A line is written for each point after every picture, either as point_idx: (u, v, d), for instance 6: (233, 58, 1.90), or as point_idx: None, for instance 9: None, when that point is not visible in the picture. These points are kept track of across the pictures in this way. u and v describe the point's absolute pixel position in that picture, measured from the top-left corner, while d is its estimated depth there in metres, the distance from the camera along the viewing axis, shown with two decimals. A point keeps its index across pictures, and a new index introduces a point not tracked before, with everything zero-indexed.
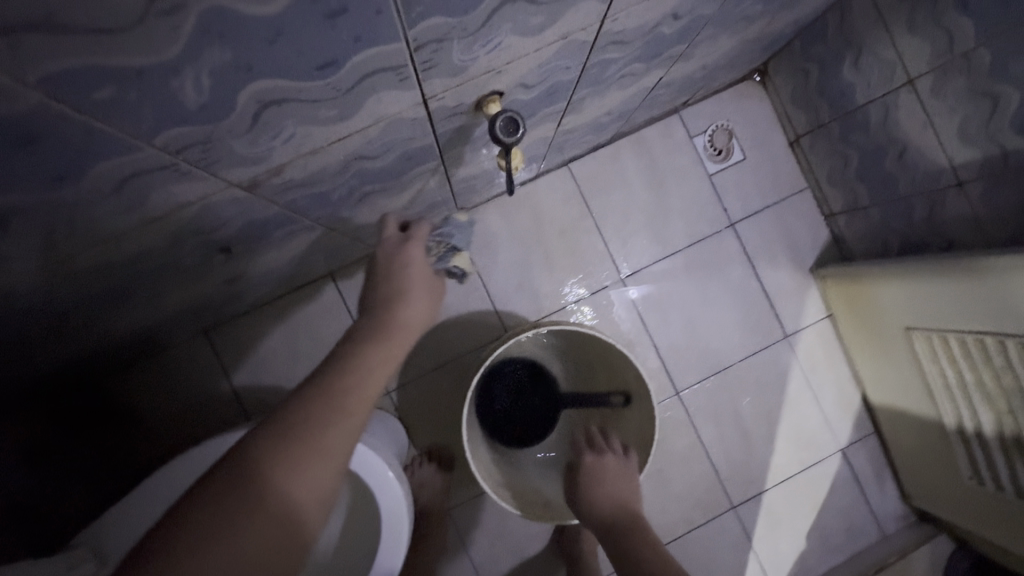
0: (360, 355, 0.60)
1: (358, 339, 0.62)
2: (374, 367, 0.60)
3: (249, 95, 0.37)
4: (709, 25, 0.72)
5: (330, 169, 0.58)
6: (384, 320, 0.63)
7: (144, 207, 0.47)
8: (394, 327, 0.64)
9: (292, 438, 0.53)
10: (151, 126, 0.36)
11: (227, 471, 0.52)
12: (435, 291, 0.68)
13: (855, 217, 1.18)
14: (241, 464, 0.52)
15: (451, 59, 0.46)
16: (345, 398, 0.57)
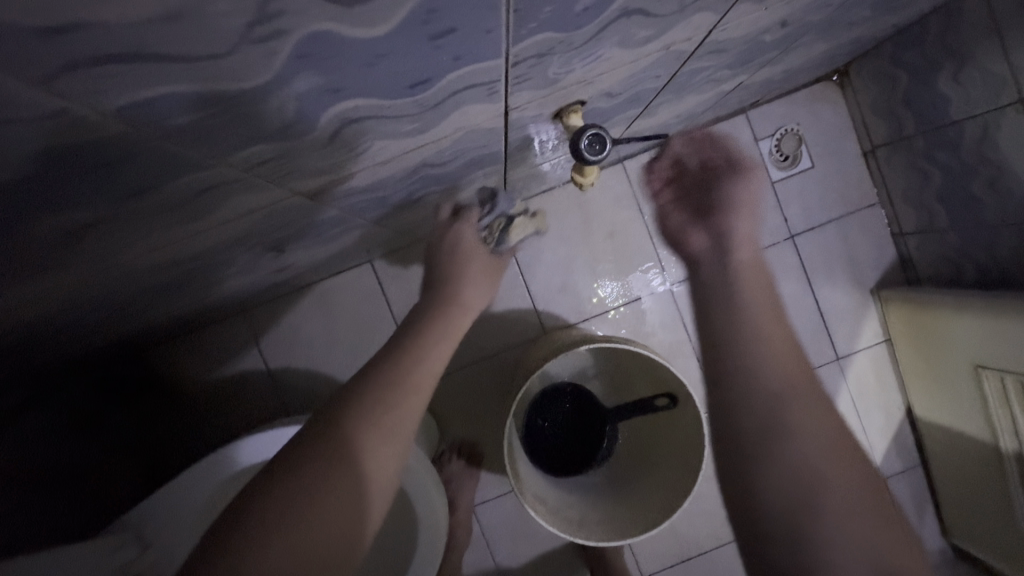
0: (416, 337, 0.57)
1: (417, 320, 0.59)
2: (432, 342, 0.57)
3: (334, 114, 0.34)
4: (811, 31, 0.65)
5: (393, 176, 0.54)
6: (442, 298, 0.61)
7: (211, 215, 0.44)
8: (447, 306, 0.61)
9: (361, 411, 0.51)
10: (232, 146, 0.33)
11: (298, 447, 0.50)
12: (488, 270, 0.67)
13: (929, 238, 1.10)
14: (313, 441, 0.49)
15: (546, 73, 0.41)
16: (413, 370, 0.54)
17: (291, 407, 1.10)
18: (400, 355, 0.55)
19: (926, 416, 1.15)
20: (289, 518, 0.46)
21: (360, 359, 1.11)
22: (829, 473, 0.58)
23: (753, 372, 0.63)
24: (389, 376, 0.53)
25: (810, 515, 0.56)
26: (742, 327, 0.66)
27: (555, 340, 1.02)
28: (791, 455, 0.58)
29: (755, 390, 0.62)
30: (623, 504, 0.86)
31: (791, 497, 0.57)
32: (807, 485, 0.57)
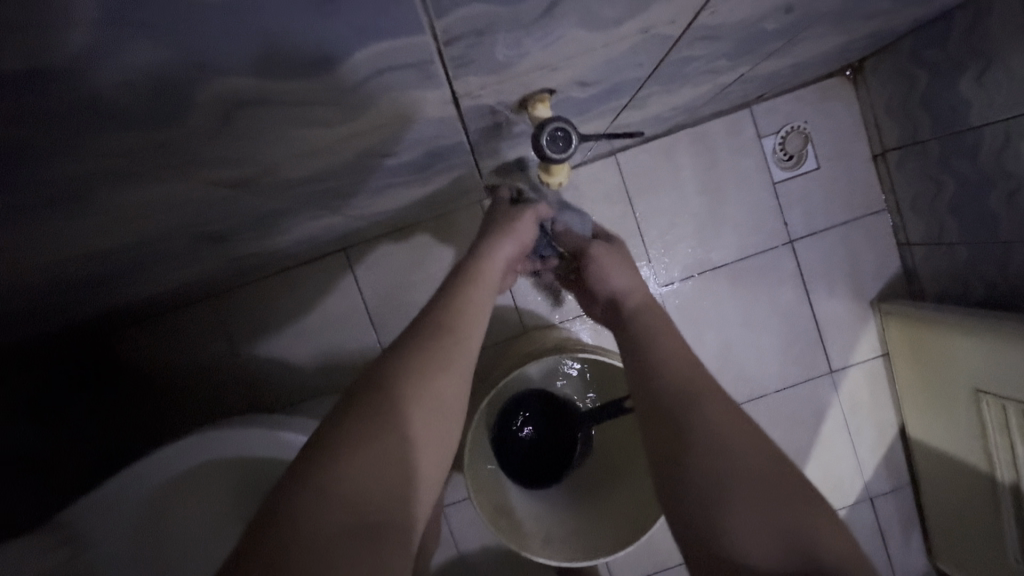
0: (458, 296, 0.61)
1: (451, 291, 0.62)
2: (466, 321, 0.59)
3: (213, 92, 0.28)
4: (820, 21, 0.58)
5: (334, 166, 0.48)
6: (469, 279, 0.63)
7: (106, 204, 0.38)
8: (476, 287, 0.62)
9: (408, 380, 0.52)
10: (82, 125, 0.27)
11: (348, 408, 0.50)
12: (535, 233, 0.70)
13: (937, 251, 1.03)
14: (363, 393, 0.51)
15: (493, 55, 0.35)
16: (456, 319, 0.59)
17: (257, 398, 1.05)
18: (441, 329, 0.57)
19: (920, 437, 1.09)
20: (342, 484, 0.45)
21: (328, 351, 1.05)
22: (736, 447, 0.51)
23: (660, 368, 0.61)
24: (433, 347, 0.55)
25: (710, 487, 0.50)
26: (644, 338, 0.66)
27: (532, 342, 0.97)
28: (696, 431, 0.54)
29: (661, 380, 0.60)
30: (591, 518, 0.82)
31: (698, 470, 0.51)
32: (704, 456, 0.52)
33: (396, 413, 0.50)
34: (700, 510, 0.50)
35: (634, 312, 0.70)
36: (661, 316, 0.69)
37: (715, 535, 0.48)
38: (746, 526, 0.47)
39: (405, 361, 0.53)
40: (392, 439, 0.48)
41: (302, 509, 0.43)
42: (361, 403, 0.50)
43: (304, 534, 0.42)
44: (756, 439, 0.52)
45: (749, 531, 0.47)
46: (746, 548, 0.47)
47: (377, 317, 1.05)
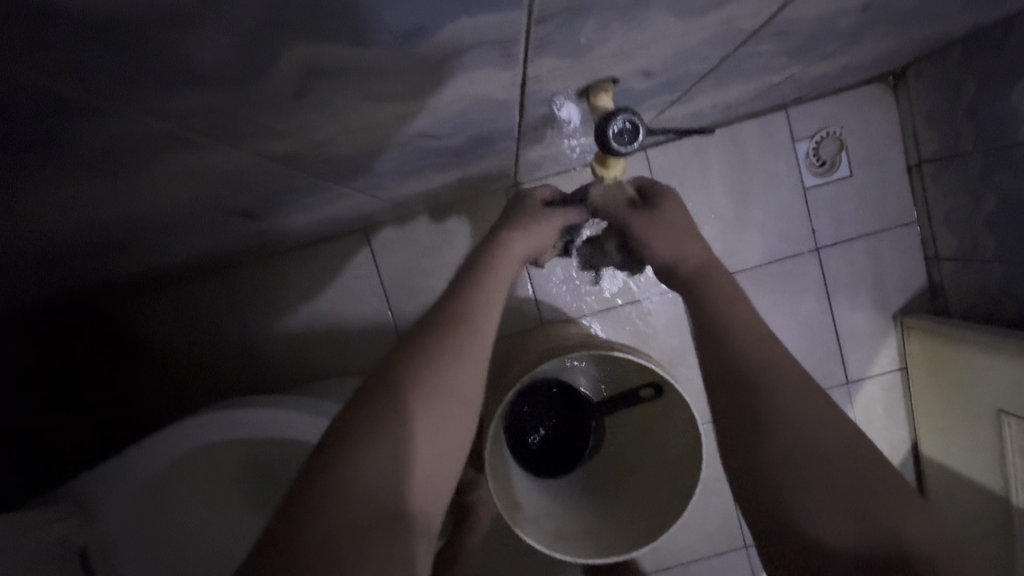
0: (481, 286, 0.58)
1: (469, 285, 0.59)
2: (484, 313, 0.56)
3: (297, 59, 0.26)
4: (887, 22, 0.56)
5: (384, 145, 0.46)
6: (476, 269, 0.59)
7: (153, 171, 0.36)
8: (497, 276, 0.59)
9: (424, 372, 0.50)
10: (158, 86, 0.25)
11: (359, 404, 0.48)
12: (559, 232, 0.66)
13: (967, 267, 1.01)
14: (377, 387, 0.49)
15: (575, 38, 0.33)
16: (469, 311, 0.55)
17: (267, 376, 1.04)
18: (463, 321, 0.54)
19: (933, 453, 1.09)
20: (361, 482, 0.44)
21: (342, 334, 1.04)
22: (817, 414, 0.49)
23: (733, 333, 0.54)
24: (457, 340, 0.53)
25: (791, 462, 0.48)
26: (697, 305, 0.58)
27: (552, 335, 0.95)
28: (775, 405, 0.50)
29: (734, 336, 0.54)
30: (606, 516, 0.80)
31: (782, 445, 0.48)
32: (795, 432, 0.49)
33: (416, 413, 0.48)
34: (778, 487, 0.48)
35: (694, 278, 0.59)
36: (727, 284, 0.58)
37: (789, 510, 0.47)
38: (829, 508, 0.46)
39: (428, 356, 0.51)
40: (412, 438, 0.47)
41: (328, 503, 0.42)
42: (384, 397, 0.48)
43: (317, 531, 0.41)
44: (832, 415, 0.50)
45: (835, 513, 0.46)
46: (830, 530, 0.45)
47: (395, 299, 1.03)
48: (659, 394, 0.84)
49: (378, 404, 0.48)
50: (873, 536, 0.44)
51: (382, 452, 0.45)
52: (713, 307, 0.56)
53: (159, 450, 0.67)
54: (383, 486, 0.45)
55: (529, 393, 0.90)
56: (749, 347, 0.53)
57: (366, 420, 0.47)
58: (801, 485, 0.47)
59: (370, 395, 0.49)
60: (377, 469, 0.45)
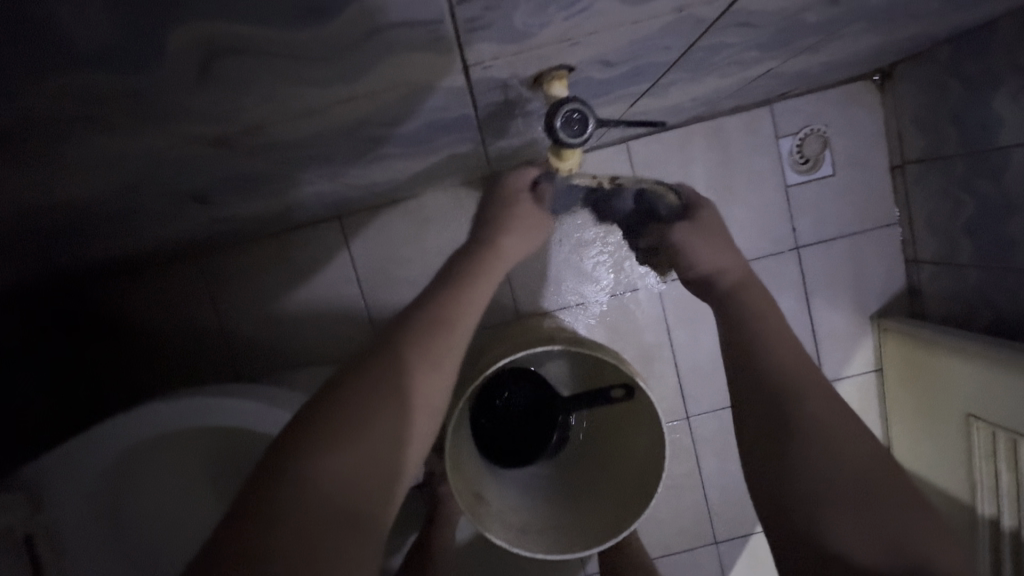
0: (456, 293, 0.56)
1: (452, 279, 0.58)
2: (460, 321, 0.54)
3: (189, 35, 0.25)
4: (861, 18, 0.55)
5: (328, 130, 0.44)
6: (468, 262, 0.60)
7: (71, 147, 0.34)
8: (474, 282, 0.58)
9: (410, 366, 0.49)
10: (36, 57, 0.24)
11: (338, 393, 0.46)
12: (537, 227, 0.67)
13: (945, 270, 1.00)
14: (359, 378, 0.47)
15: (511, 21, 0.31)
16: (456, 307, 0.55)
17: (236, 362, 1.02)
18: (434, 326, 0.53)
19: (902, 455, 1.10)
20: (313, 488, 0.41)
21: (312, 322, 1.02)
22: (845, 435, 0.53)
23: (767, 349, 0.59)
24: (428, 346, 0.51)
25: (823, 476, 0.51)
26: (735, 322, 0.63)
27: (524, 329, 0.94)
28: (803, 420, 0.54)
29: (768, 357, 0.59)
30: (571, 512, 0.80)
31: (814, 458, 0.52)
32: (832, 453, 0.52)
33: (398, 407, 0.47)
34: (807, 500, 0.51)
35: (728, 292, 0.67)
36: (758, 296, 0.65)
37: (819, 522, 0.49)
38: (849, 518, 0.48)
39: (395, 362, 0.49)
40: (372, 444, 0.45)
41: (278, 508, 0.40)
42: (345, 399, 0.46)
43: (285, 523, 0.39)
44: (877, 446, 0.53)
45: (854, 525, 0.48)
46: (849, 541, 0.48)
47: (368, 289, 1.02)
48: (630, 397, 0.81)
49: (337, 407, 0.45)
50: (893, 553, 0.46)
51: (336, 457, 0.43)
52: (752, 327, 0.62)
53: (106, 436, 0.64)
54: (337, 491, 0.42)
55: (504, 377, 0.89)
56: (781, 368, 0.58)
57: (324, 422, 0.44)
58: (817, 500, 0.50)
59: (330, 397, 0.46)
60: (331, 474, 0.42)
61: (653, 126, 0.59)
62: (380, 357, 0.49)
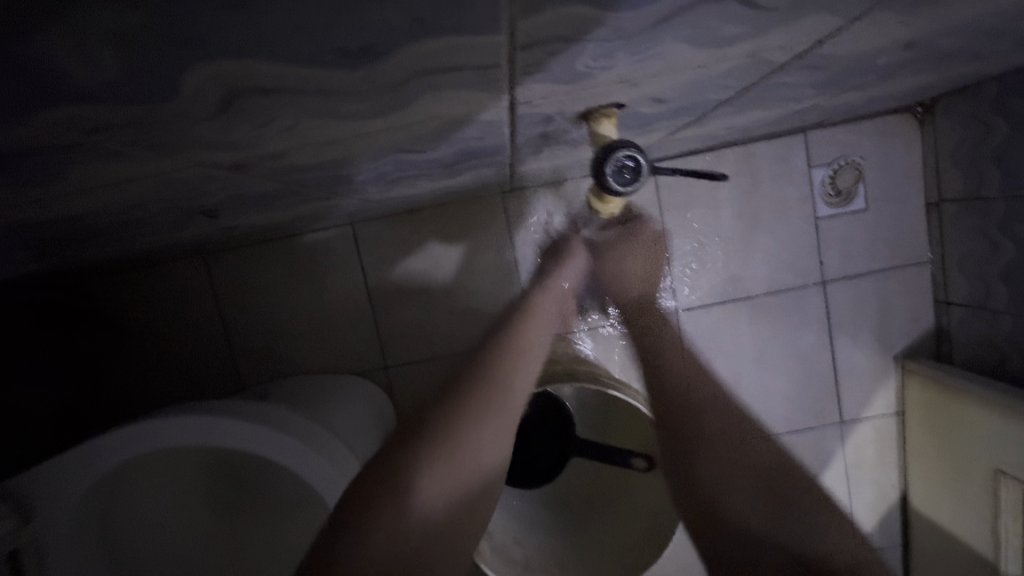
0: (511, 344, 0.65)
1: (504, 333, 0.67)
2: (492, 431, 0.60)
3: (208, 75, 0.22)
4: (928, 59, 0.51)
5: (352, 157, 0.41)
6: (519, 328, 0.67)
7: (72, 170, 0.32)
8: (508, 392, 0.62)
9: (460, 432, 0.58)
10: (25, 97, 0.20)
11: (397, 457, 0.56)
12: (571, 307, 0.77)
13: (977, 316, 0.96)
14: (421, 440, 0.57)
15: (572, 65, 0.28)
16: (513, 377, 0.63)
17: (238, 368, 0.98)
18: (508, 357, 0.63)
19: (919, 498, 1.06)
20: (381, 532, 0.52)
21: (316, 331, 0.98)
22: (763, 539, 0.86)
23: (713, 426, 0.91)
24: (444, 454, 0.57)
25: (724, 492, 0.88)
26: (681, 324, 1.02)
27: None
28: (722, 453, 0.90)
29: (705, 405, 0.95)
30: (577, 555, 0.76)
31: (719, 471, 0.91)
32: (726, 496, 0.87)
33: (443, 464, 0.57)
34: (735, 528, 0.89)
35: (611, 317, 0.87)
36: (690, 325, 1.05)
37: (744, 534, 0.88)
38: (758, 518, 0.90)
39: (435, 442, 0.57)
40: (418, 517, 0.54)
41: (342, 552, 0.49)
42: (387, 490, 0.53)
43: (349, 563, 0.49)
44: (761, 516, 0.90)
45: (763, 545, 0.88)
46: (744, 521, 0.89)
47: (379, 301, 0.98)
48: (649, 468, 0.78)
49: (398, 471, 0.54)
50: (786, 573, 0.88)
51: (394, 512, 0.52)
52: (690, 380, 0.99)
53: (97, 452, 0.60)
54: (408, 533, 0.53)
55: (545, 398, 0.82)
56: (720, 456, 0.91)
57: (387, 474, 0.54)
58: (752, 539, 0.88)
59: (383, 477, 0.53)
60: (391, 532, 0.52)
61: (687, 175, 0.57)
62: (396, 465, 0.55)
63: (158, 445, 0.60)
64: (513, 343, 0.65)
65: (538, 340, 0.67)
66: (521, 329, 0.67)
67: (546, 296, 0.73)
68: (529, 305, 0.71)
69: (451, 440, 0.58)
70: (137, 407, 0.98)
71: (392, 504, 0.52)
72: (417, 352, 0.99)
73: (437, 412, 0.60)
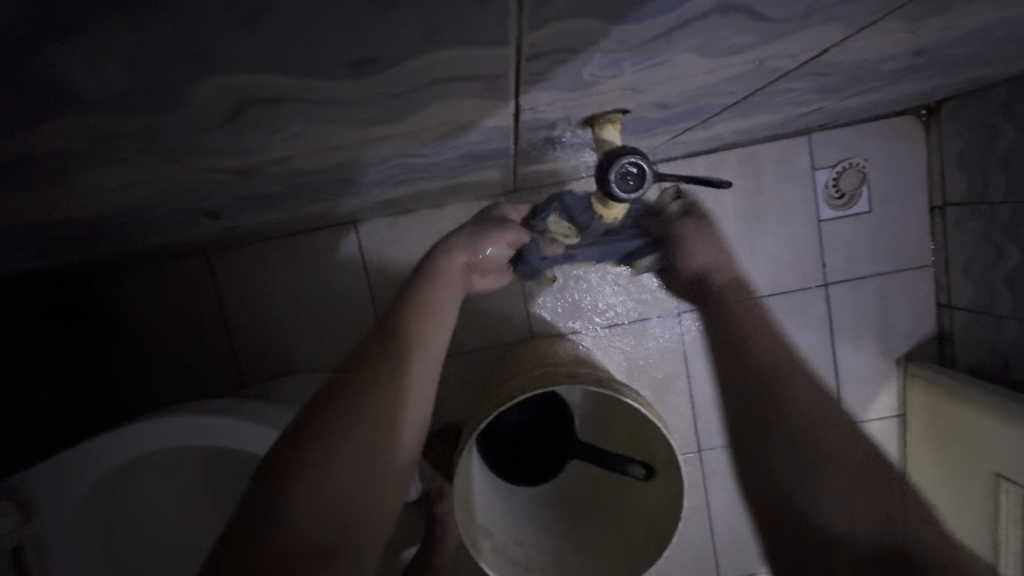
0: (413, 306, 0.67)
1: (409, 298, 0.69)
2: (422, 370, 0.63)
3: (215, 88, 0.22)
4: (937, 65, 0.51)
5: (356, 161, 0.41)
6: (430, 281, 0.71)
7: (77, 175, 0.32)
8: (419, 361, 0.63)
9: (379, 374, 0.59)
10: (31, 109, 0.21)
11: (336, 397, 0.58)
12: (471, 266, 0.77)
13: (980, 320, 0.96)
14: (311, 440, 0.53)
15: (580, 74, 0.28)
16: (415, 331, 0.65)
17: (240, 366, 0.99)
18: (410, 325, 0.65)
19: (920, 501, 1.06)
20: (334, 466, 0.52)
21: (318, 330, 0.99)
22: None
23: None
24: (343, 423, 0.55)
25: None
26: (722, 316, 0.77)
27: (540, 354, 0.91)
28: None
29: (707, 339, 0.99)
30: (577, 556, 0.76)
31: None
32: None
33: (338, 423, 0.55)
34: None
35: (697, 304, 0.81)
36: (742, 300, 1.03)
37: None
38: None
39: (333, 417, 0.56)
40: (364, 450, 0.55)
41: (282, 520, 0.49)
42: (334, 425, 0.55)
43: (291, 506, 0.49)
44: None
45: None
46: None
47: (381, 300, 0.98)
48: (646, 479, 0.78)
49: (330, 425, 0.55)
50: None
51: (354, 435, 0.55)
52: None
53: (99, 451, 0.60)
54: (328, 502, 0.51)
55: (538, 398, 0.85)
56: None
57: (319, 430, 0.54)
58: None
59: (313, 439, 0.54)
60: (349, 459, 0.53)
61: (692, 181, 0.57)
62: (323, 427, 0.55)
63: (161, 444, 0.61)
64: (421, 299, 0.68)
65: (446, 299, 0.70)
66: (429, 289, 0.70)
67: (447, 275, 0.73)
68: (428, 283, 0.71)
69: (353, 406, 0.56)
70: (140, 404, 0.99)
71: (308, 474, 0.51)
72: None
73: (376, 363, 0.61)
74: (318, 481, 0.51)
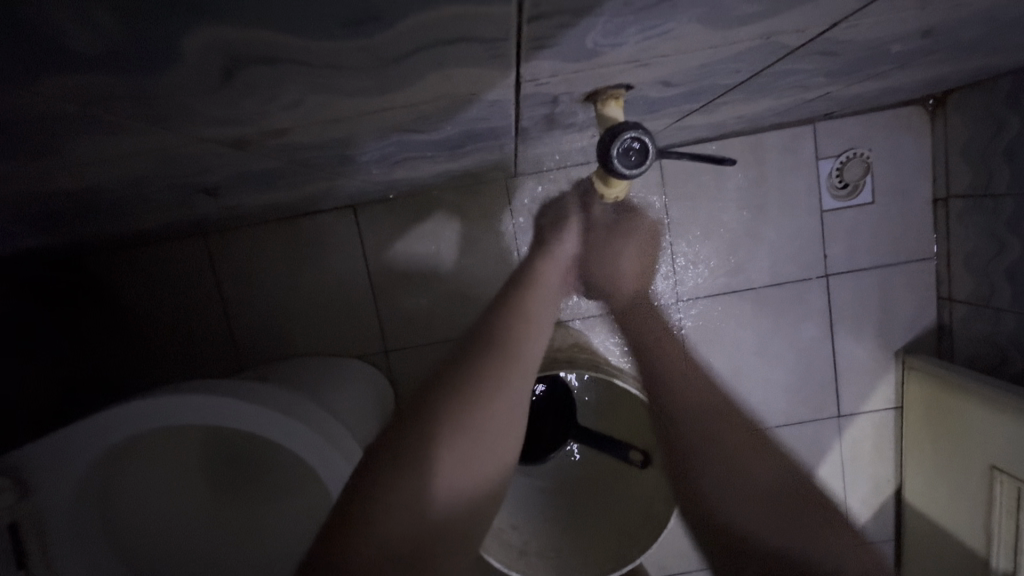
0: (522, 303, 0.57)
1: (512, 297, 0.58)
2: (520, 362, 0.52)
3: (209, 44, 0.21)
4: (943, 49, 0.50)
5: (357, 135, 0.41)
6: (529, 286, 0.60)
7: (69, 143, 0.31)
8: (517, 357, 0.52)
9: (485, 384, 0.49)
10: (25, 64, 0.20)
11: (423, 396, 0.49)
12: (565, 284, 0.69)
13: (979, 313, 0.96)
14: (412, 419, 0.47)
15: (582, 42, 0.27)
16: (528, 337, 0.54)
17: (237, 349, 0.98)
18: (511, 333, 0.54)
19: (913, 492, 1.07)
20: (402, 505, 0.44)
21: (315, 313, 0.98)
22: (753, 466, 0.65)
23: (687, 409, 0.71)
24: (446, 439, 0.47)
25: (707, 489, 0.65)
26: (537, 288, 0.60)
27: None
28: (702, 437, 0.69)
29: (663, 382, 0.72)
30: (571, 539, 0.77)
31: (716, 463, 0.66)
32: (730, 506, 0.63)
33: (415, 441, 0.46)
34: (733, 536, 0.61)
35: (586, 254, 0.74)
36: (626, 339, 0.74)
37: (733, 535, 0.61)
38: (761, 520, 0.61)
39: (459, 414, 0.48)
40: (434, 463, 0.46)
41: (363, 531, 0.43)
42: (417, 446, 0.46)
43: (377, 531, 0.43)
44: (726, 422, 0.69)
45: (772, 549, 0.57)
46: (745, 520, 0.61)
47: (380, 283, 0.98)
48: (644, 465, 0.78)
49: (406, 430, 0.47)
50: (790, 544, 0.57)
51: (420, 472, 0.45)
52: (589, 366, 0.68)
53: (94, 430, 0.60)
54: (416, 521, 0.45)
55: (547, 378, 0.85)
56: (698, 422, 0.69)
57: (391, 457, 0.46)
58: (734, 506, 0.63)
59: (394, 449, 0.46)
60: (413, 496, 0.45)
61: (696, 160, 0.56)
62: (399, 451, 0.46)
63: (156, 423, 0.60)
64: (519, 309, 0.57)
65: (548, 307, 0.59)
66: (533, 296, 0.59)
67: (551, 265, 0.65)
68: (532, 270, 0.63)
69: (463, 431, 0.47)
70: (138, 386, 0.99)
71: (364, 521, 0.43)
72: (417, 337, 1.00)
73: (471, 364, 0.51)
74: (410, 500, 0.44)
